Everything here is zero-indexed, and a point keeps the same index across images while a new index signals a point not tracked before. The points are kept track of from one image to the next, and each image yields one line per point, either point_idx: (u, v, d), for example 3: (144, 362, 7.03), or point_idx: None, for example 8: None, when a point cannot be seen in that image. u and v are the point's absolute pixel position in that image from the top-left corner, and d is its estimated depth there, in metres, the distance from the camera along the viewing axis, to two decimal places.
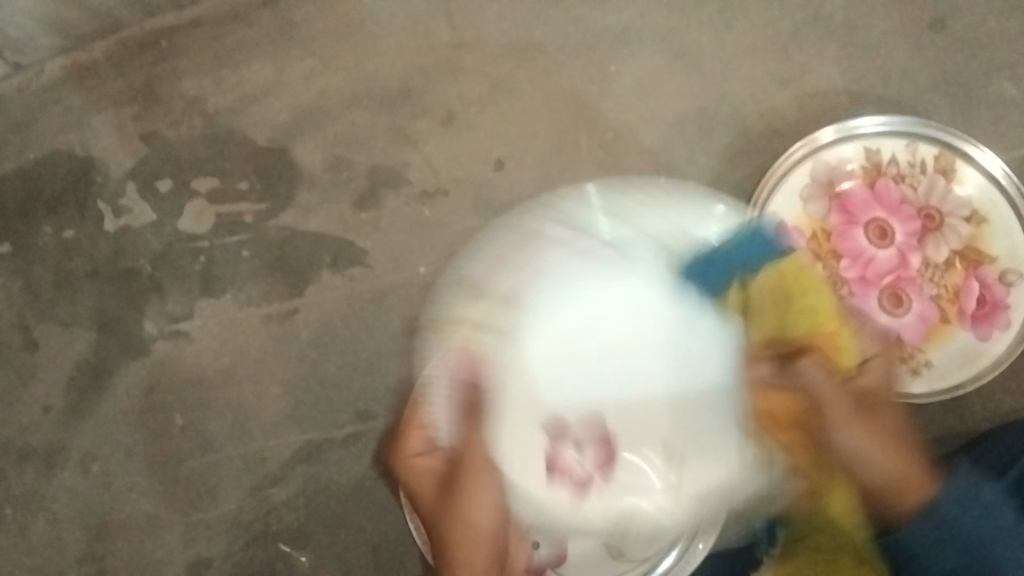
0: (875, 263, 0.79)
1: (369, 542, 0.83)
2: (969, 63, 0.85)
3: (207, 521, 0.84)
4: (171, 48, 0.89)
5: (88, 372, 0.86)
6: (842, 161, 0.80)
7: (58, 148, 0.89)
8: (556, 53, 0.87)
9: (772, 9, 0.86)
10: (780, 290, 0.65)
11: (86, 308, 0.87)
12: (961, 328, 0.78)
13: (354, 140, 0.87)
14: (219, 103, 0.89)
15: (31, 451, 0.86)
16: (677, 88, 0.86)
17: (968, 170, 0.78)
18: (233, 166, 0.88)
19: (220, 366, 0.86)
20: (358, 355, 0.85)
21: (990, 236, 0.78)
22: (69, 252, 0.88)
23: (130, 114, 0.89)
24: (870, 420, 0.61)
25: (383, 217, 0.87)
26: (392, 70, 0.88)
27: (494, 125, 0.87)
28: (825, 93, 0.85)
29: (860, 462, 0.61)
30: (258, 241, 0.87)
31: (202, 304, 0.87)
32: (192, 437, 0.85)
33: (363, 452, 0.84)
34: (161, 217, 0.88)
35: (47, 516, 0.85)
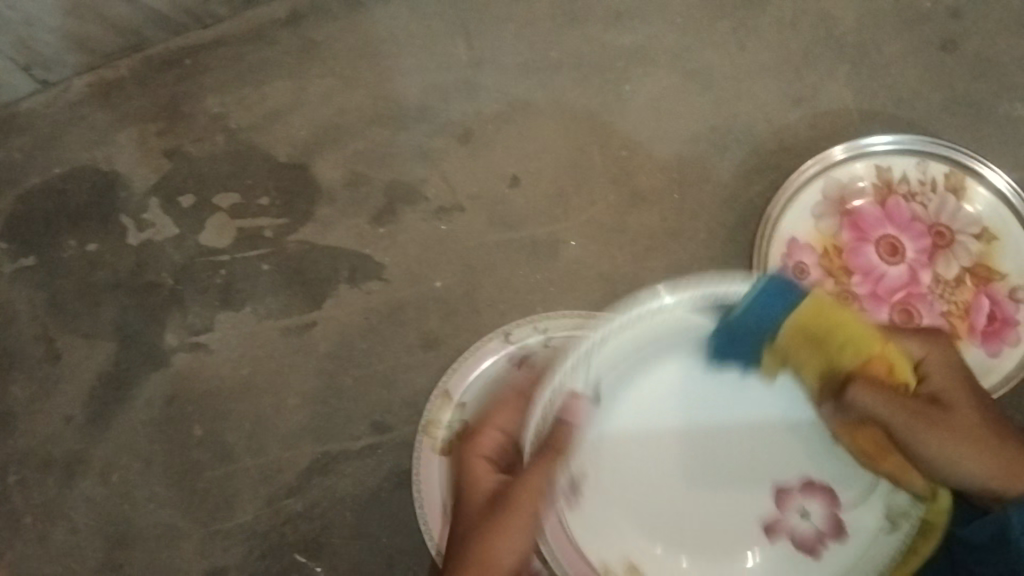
0: (887, 279, 0.80)
1: (383, 553, 0.84)
2: (978, 83, 0.86)
3: (224, 531, 0.85)
4: (196, 66, 0.91)
5: (109, 383, 0.88)
6: (853, 179, 0.81)
7: (83, 163, 0.91)
8: (572, 72, 0.89)
9: (784, 30, 0.88)
10: (805, 330, 0.60)
11: (108, 319, 0.89)
12: (972, 344, 0.78)
13: (373, 157, 0.89)
14: (241, 120, 0.90)
15: (52, 460, 0.87)
16: (691, 107, 0.88)
17: (977, 188, 0.80)
18: (254, 181, 0.90)
19: (239, 378, 0.87)
20: (375, 368, 0.86)
21: (999, 253, 0.79)
22: (93, 265, 0.90)
23: (155, 130, 0.91)
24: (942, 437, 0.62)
25: (400, 231, 0.88)
26: (411, 88, 0.90)
27: (511, 143, 0.88)
28: (837, 112, 0.87)
29: (957, 474, 0.62)
30: (278, 255, 0.89)
31: (222, 316, 0.88)
32: (210, 448, 0.86)
33: (379, 464, 0.85)
34: (183, 231, 0.90)
35: (66, 525, 0.86)
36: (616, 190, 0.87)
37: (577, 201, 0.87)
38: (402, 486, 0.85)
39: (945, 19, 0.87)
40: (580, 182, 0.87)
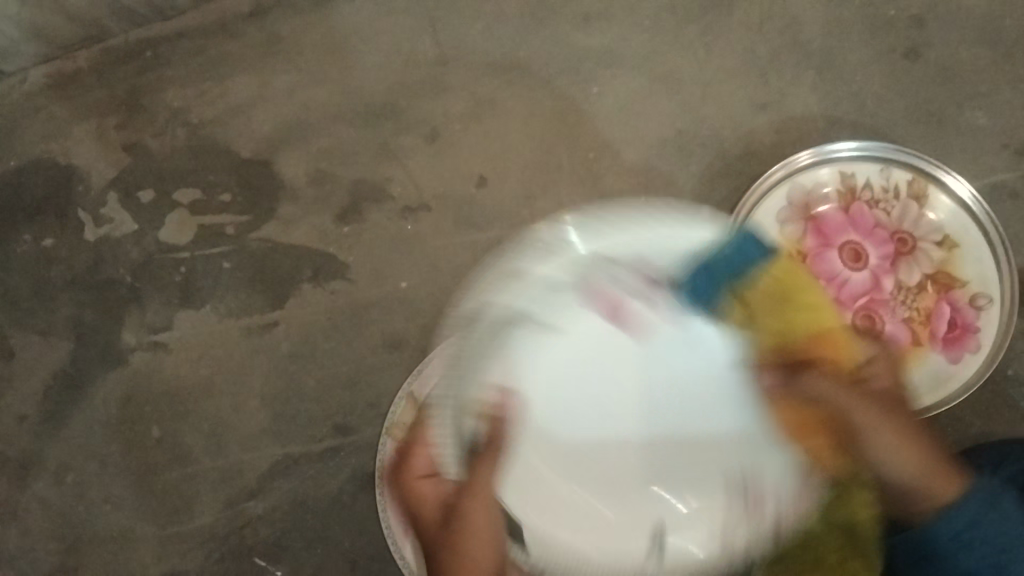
0: (849, 285, 0.81)
1: (346, 555, 0.83)
2: (941, 91, 0.87)
3: (183, 533, 0.84)
4: (156, 59, 0.89)
5: (64, 382, 0.86)
6: (817, 185, 0.81)
7: (39, 156, 0.89)
8: (539, 72, 0.88)
9: (751, 34, 0.88)
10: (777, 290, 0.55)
11: (64, 317, 0.87)
12: (933, 350, 0.79)
13: (337, 155, 0.88)
14: (203, 115, 0.89)
15: (4, 461, 0.85)
16: (658, 109, 0.88)
17: (940, 196, 0.80)
18: (215, 178, 0.88)
19: (199, 378, 0.86)
20: (338, 368, 0.85)
21: (960, 260, 0.80)
22: (48, 261, 0.88)
23: (113, 124, 0.89)
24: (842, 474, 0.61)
25: (365, 231, 0.87)
26: (376, 85, 0.88)
27: (477, 143, 0.88)
28: (803, 117, 0.87)
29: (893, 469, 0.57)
30: (240, 253, 0.87)
31: (181, 315, 0.87)
32: (168, 449, 0.85)
33: (341, 466, 0.84)
34: (143, 228, 0.88)
35: (20, 526, 0.85)
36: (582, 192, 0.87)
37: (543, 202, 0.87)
38: (364, 488, 0.84)
39: (910, 26, 0.88)
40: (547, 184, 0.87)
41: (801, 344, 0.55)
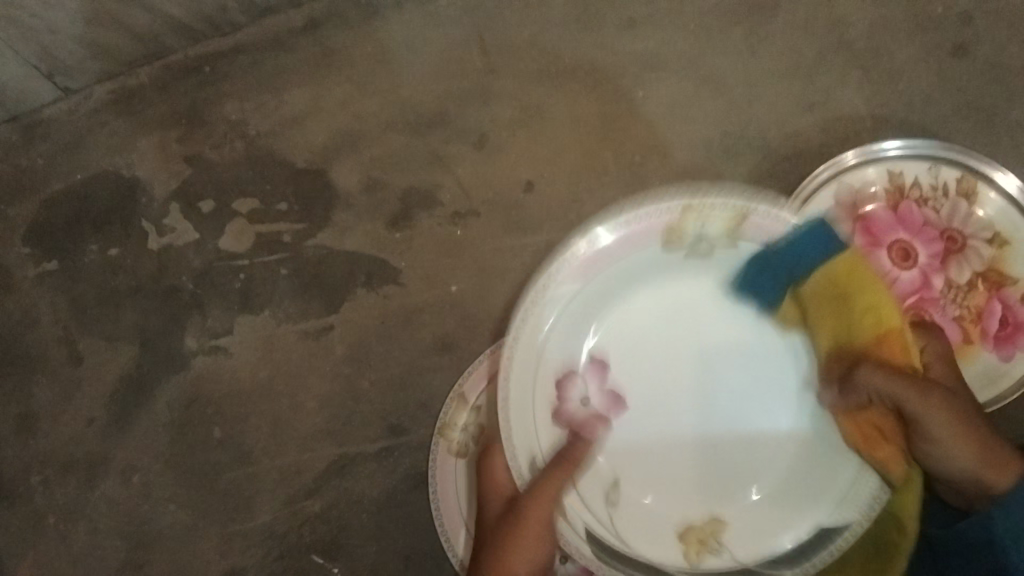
0: (898, 284, 0.80)
1: (399, 553, 0.85)
2: (991, 87, 0.86)
3: (243, 531, 0.87)
4: (214, 73, 0.93)
5: (130, 386, 0.89)
6: (865, 184, 0.81)
7: (105, 169, 0.93)
8: (585, 78, 0.90)
9: (796, 36, 0.89)
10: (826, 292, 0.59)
11: (129, 323, 0.90)
12: (984, 349, 0.79)
13: (389, 163, 0.90)
14: (259, 127, 0.92)
15: (74, 462, 0.89)
16: (704, 112, 0.88)
17: (990, 193, 0.80)
18: (272, 187, 0.91)
19: (257, 381, 0.88)
20: (392, 371, 0.87)
21: (1012, 258, 0.79)
22: (114, 269, 0.92)
23: (174, 137, 0.93)
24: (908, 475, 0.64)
25: (416, 236, 0.89)
26: (425, 95, 0.91)
27: (525, 149, 0.89)
28: (849, 117, 0.87)
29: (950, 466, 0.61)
30: (296, 260, 0.90)
31: (240, 320, 0.90)
32: (229, 449, 0.88)
33: (395, 465, 0.86)
34: (203, 236, 0.91)
35: (90, 525, 0.88)
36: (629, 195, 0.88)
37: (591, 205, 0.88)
38: (417, 487, 0.85)
39: (958, 24, 0.88)
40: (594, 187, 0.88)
41: (857, 346, 0.59)
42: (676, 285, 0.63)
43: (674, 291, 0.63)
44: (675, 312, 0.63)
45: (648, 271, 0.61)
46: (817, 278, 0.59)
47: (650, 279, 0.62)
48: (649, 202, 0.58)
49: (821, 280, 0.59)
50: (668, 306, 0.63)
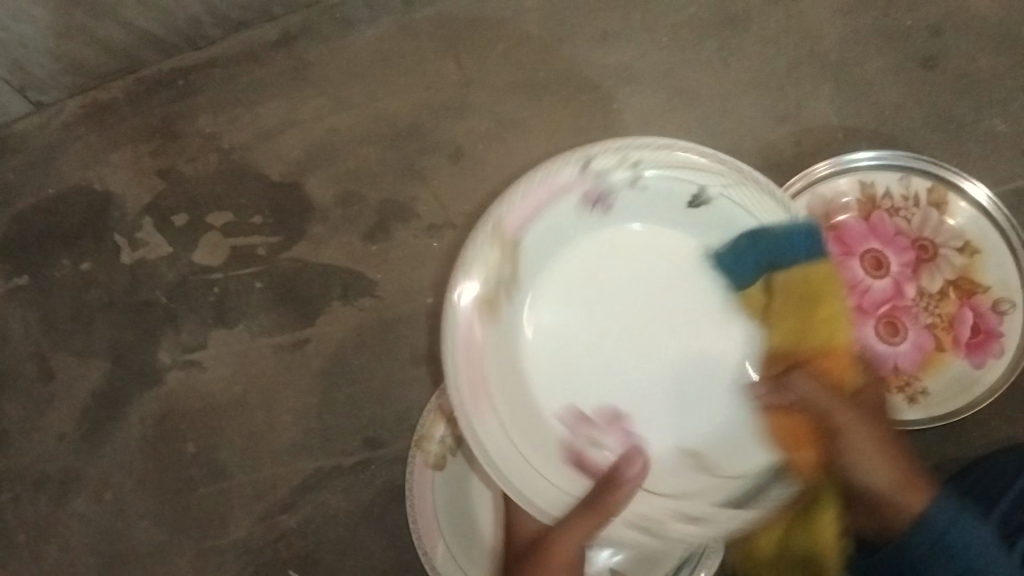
0: (871, 293, 0.81)
1: (376, 567, 0.84)
2: (959, 99, 0.88)
3: (218, 548, 0.86)
4: (188, 86, 0.92)
5: (103, 401, 0.88)
6: (837, 194, 0.82)
7: (77, 183, 0.92)
8: (560, 90, 0.90)
9: (768, 49, 0.90)
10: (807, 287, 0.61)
11: (102, 338, 0.90)
12: (956, 356, 0.80)
13: (365, 175, 0.90)
14: (234, 140, 0.91)
15: (45, 479, 0.88)
16: (678, 124, 0.89)
17: (959, 202, 0.81)
18: (247, 200, 0.91)
19: (232, 395, 0.88)
20: (368, 383, 0.87)
21: (982, 266, 0.80)
22: (86, 284, 0.91)
23: (148, 150, 0.92)
24: (846, 436, 0.60)
25: (392, 249, 0.89)
26: (401, 107, 0.91)
27: (500, 161, 0.90)
28: (822, 129, 0.88)
29: (868, 475, 0.60)
30: (271, 273, 0.89)
31: (215, 334, 0.89)
32: (204, 465, 0.87)
33: (372, 479, 0.85)
34: (177, 250, 0.91)
35: (61, 543, 0.87)
36: None
37: None
38: (394, 500, 0.85)
39: (927, 36, 0.89)
40: None
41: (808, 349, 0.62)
42: (626, 254, 0.67)
43: (625, 250, 0.67)
44: (589, 284, 0.67)
45: (591, 249, 0.67)
46: (795, 273, 0.62)
47: (605, 259, 0.67)
48: (546, 179, 0.63)
49: (798, 278, 0.62)
50: (589, 274, 0.67)
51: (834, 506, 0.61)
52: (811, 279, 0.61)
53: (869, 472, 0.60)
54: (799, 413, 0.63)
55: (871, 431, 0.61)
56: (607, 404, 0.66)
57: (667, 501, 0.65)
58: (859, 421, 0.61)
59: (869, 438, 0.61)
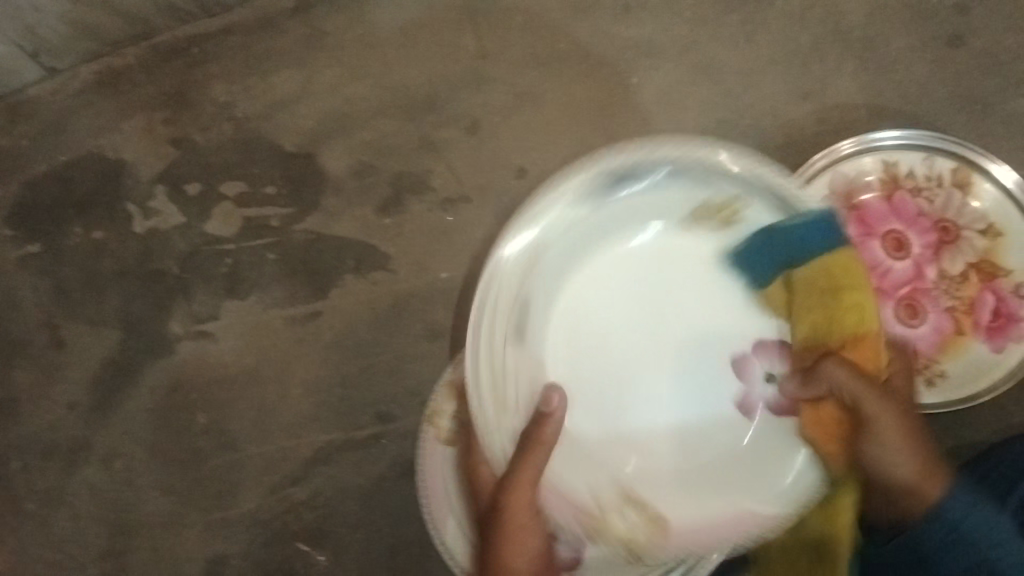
0: (891, 274, 0.80)
1: (387, 542, 0.84)
2: (986, 79, 0.86)
3: (227, 519, 0.85)
4: (202, 55, 0.91)
5: (114, 370, 0.88)
6: (860, 173, 0.81)
7: (90, 150, 0.91)
8: (579, 63, 0.89)
9: (792, 24, 0.88)
10: (829, 279, 0.61)
11: (113, 307, 0.89)
12: (976, 339, 0.78)
13: (380, 147, 0.89)
14: (248, 109, 0.90)
15: (56, 447, 0.87)
16: (698, 100, 0.88)
17: (983, 184, 0.80)
18: (260, 171, 0.90)
19: (244, 366, 0.87)
20: (380, 357, 0.86)
21: (1005, 249, 0.79)
22: (98, 252, 0.90)
23: (161, 118, 0.91)
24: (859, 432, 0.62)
25: (406, 222, 0.88)
26: (417, 79, 0.90)
27: (517, 135, 0.88)
28: (844, 107, 0.87)
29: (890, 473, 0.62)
30: (284, 244, 0.89)
31: (227, 305, 0.88)
32: (214, 436, 0.86)
33: (383, 453, 0.85)
34: (189, 220, 0.90)
35: (71, 511, 0.87)
36: None
37: None
38: (405, 475, 0.84)
39: (954, 14, 0.87)
40: None
41: (840, 334, 0.62)
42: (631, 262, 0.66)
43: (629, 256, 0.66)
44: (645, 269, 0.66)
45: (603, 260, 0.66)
46: (816, 267, 0.61)
47: (598, 262, 0.66)
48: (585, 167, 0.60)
49: (819, 272, 0.61)
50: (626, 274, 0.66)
51: (849, 465, 0.63)
52: (831, 267, 0.61)
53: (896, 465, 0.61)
54: (830, 403, 0.63)
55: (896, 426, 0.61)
56: (617, 414, 0.66)
57: (733, 504, 0.66)
58: (890, 449, 0.61)
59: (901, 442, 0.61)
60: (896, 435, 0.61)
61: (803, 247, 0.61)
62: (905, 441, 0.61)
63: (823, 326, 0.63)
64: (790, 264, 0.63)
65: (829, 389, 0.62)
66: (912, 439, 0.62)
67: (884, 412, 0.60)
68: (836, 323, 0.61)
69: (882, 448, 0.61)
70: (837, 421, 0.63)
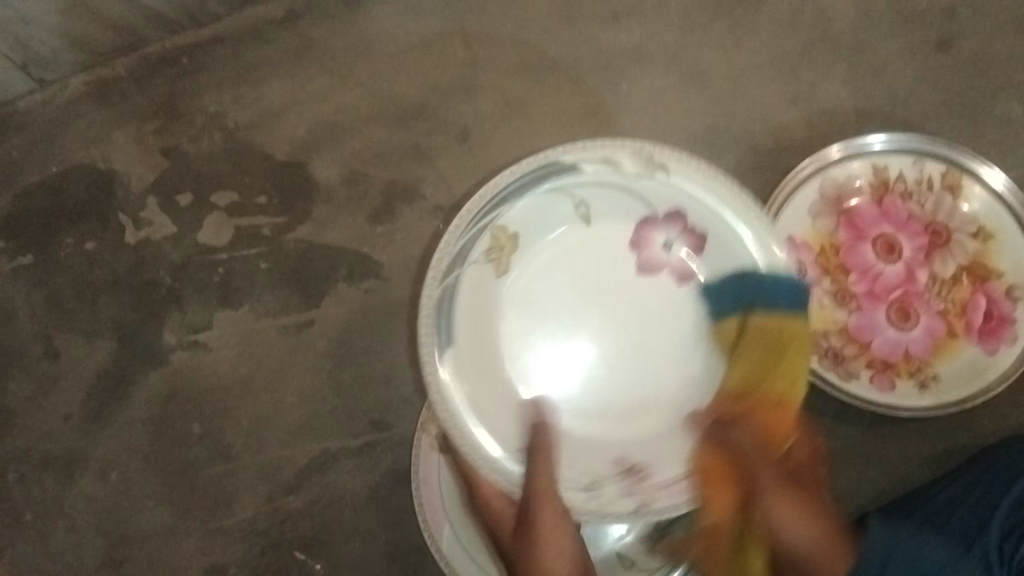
0: (883, 278, 0.80)
1: (382, 551, 0.84)
2: (974, 82, 0.86)
3: (223, 529, 0.85)
4: (192, 65, 0.91)
5: (107, 382, 0.88)
6: (850, 178, 0.81)
7: (80, 161, 0.91)
8: (569, 70, 0.89)
9: (781, 29, 0.88)
10: (768, 344, 0.63)
11: (106, 318, 0.89)
12: (969, 342, 0.79)
13: (371, 156, 0.89)
14: (239, 119, 0.91)
15: (51, 459, 0.87)
16: (688, 105, 0.88)
17: (974, 187, 0.80)
18: (252, 180, 0.90)
19: (237, 376, 0.87)
20: (374, 366, 0.86)
21: (995, 252, 0.79)
22: (90, 263, 0.90)
23: (152, 129, 0.91)
24: (789, 508, 0.64)
25: (398, 230, 0.88)
26: (408, 87, 0.90)
27: (508, 142, 0.89)
28: (834, 111, 0.87)
29: (788, 539, 0.64)
30: (276, 254, 0.89)
31: (220, 315, 0.88)
32: (208, 446, 0.87)
33: (378, 461, 0.85)
34: (181, 230, 0.90)
35: (66, 523, 0.86)
36: None
37: None
38: (400, 483, 0.85)
39: (942, 18, 0.87)
40: None
41: (772, 391, 0.63)
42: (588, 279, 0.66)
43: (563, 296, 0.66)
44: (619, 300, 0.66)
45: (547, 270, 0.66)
46: (770, 323, 0.64)
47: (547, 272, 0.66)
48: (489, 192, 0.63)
49: (766, 330, 0.64)
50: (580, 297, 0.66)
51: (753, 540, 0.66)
52: (784, 332, 0.63)
53: (794, 536, 0.64)
54: (722, 458, 0.64)
55: (788, 500, 0.64)
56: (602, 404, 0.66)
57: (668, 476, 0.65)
58: (768, 474, 0.64)
59: (808, 522, 0.64)
60: (784, 498, 0.64)
61: (761, 301, 0.64)
62: (810, 522, 0.64)
63: (755, 376, 0.63)
64: (757, 306, 0.64)
65: (733, 448, 0.63)
66: (819, 518, 0.65)
67: (760, 468, 0.64)
68: (768, 383, 0.63)
69: (784, 511, 0.64)
70: (723, 468, 0.64)
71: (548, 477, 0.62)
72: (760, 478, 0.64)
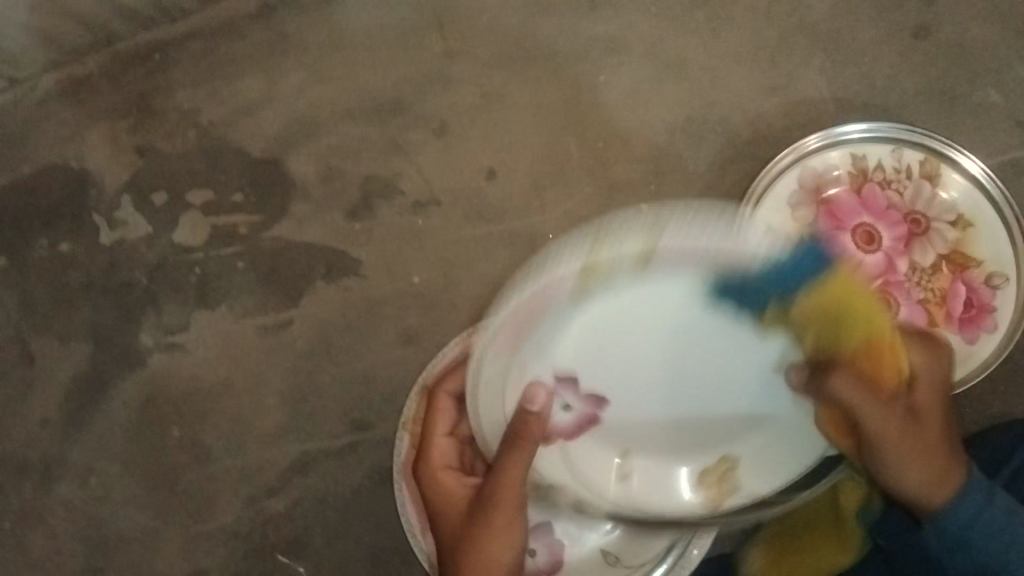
0: (863, 268, 0.80)
1: (366, 552, 0.83)
2: (952, 68, 0.86)
3: (205, 533, 0.85)
4: (165, 62, 0.90)
5: (85, 385, 0.87)
6: (829, 168, 0.81)
7: (53, 162, 0.90)
8: (547, 62, 0.88)
9: (758, 17, 0.88)
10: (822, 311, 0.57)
11: (82, 321, 0.88)
12: (949, 331, 0.78)
13: (348, 152, 0.88)
14: (213, 116, 0.89)
15: (29, 465, 0.86)
16: (666, 96, 0.87)
17: (953, 175, 0.80)
18: (227, 178, 0.89)
19: (216, 378, 0.86)
20: (355, 365, 0.86)
21: (975, 240, 0.79)
22: (65, 265, 0.89)
23: (126, 128, 0.90)
24: (882, 459, 0.65)
25: (376, 227, 0.87)
26: (384, 82, 0.89)
27: (486, 136, 0.88)
28: (813, 100, 0.86)
29: (899, 485, 0.64)
30: (254, 253, 0.88)
31: (197, 316, 0.88)
32: (188, 448, 0.86)
33: (360, 461, 0.84)
34: (156, 230, 0.89)
35: (45, 528, 0.86)
36: (593, 182, 0.87)
37: (554, 194, 0.87)
38: (383, 483, 0.84)
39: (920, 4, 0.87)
40: (557, 175, 0.87)
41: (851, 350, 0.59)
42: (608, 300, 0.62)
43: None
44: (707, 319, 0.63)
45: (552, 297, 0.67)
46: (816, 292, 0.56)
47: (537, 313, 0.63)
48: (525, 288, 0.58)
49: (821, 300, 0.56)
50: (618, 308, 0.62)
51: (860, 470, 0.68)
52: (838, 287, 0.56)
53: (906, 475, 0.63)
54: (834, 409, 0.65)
55: (907, 442, 0.63)
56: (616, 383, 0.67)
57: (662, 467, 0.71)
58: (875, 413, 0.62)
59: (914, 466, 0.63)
60: (909, 451, 0.63)
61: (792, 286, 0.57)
62: (920, 462, 0.63)
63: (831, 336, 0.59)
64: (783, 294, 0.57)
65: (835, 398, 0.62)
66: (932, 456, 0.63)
67: (862, 404, 0.61)
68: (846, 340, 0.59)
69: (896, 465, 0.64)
70: (841, 417, 0.66)
71: (510, 494, 0.63)
72: (871, 433, 0.63)
